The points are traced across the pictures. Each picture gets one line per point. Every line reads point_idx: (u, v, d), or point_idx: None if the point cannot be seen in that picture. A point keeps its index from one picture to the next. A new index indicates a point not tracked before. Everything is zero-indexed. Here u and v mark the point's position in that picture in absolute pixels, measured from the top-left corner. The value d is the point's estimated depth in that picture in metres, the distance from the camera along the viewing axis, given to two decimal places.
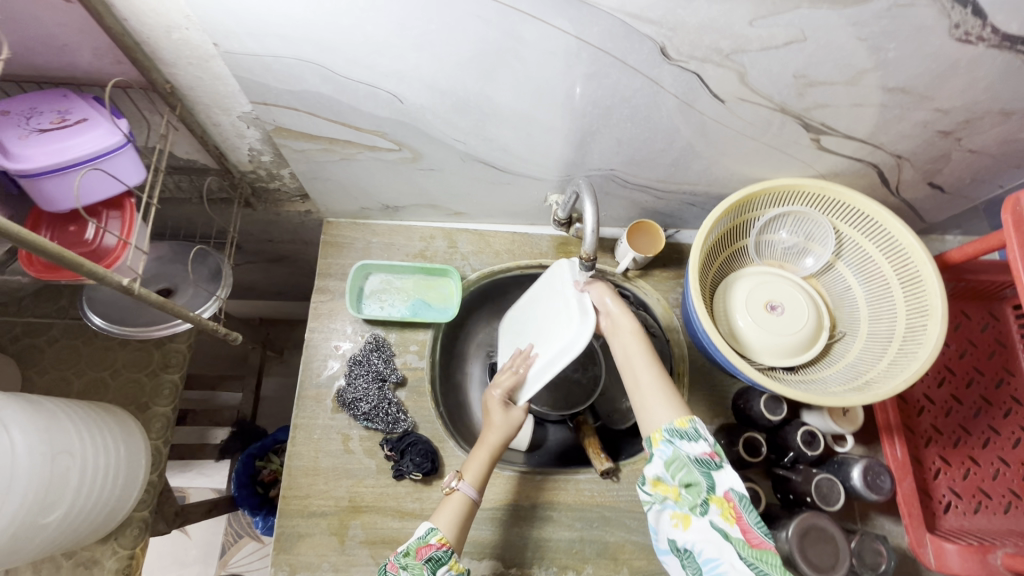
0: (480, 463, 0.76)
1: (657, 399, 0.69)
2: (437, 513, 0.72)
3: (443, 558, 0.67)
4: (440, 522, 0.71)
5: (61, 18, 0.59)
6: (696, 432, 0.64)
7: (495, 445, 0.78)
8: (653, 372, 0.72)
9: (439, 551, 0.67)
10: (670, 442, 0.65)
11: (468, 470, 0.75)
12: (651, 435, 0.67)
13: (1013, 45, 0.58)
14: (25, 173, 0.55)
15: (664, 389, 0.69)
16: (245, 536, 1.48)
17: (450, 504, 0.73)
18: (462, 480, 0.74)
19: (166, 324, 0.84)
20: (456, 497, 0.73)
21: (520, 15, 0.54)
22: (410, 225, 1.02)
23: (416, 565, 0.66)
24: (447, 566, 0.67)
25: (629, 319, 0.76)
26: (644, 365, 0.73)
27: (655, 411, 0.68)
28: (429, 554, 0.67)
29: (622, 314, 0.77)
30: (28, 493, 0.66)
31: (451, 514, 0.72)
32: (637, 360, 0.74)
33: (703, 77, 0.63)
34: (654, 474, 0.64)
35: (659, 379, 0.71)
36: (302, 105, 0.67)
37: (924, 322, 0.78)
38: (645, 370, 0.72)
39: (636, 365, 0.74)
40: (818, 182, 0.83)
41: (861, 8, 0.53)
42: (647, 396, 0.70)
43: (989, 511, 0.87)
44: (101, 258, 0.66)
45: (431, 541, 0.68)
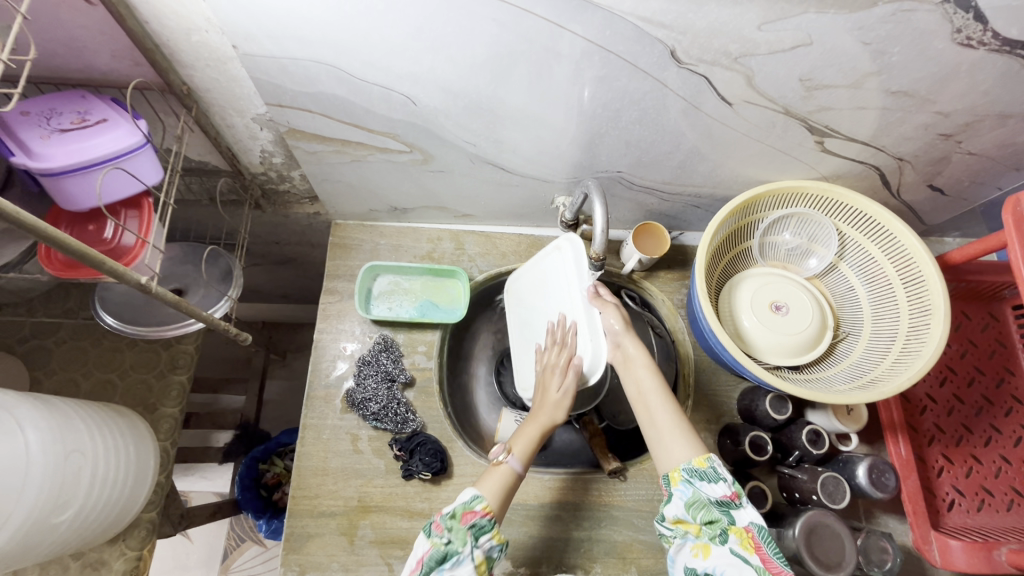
0: (529, 439, 0.75)
1: (674, 438, 0.71)
2: (482, 482, 0.73)
3: (485, 526, 0.67)
4: (485, 490, 0.71)
5: (83, 21, 0.60)
6: (714, 472, 0.67)
7: (547, 423, 0.76)
8: (670, 409, 0.73)
9: (483, 520, 0.67)
10: (689, 482, 0.67)
11: (517, 443, 0.75)
12: (669, 474, 0.69)
13: (1012, 49, 0.60)
14: (46, 173, 0.56)
15: (681, 425, 0.71)
16: (248, 541, 1.47)
17: (496, 474, 0.73)
18: (511, 454, 0.75)
19: (177, 324, 0.85)
20: (502, 470, 0.73)
21: (535, 19, 0.55)
22: (417, 227, 1.03)
23: (460, 529, 0.66)
24: (489, 534, 0.67)
25: (643, 354, 0.78)
26: (659, 402, 0.74)
27: (671, 448, 0.70)
28: (474, 521, 0.67)
29: (634, 347, 0.79)
30: (42, 492, 0.67)
31: (496, 484, 0.72)
32: (651, 396, 0.75)
33: (711, 80, 0.64)
34: (673, 515, 0.67)
35: (676, 416, 0.73)
36: (316, 107, 0.68)
37: (926, 322, 0.80)
38: (660, 407, 0.74)
39: (650, 401, 0.75)
40: (822, 184, 0.84)
41: (866, 12, 0.55)
42: (664, 434, 0.72)
43: (993, 508, 0.88)
44: (118, 256, 0.66)
45: (476, 508, 0.68)
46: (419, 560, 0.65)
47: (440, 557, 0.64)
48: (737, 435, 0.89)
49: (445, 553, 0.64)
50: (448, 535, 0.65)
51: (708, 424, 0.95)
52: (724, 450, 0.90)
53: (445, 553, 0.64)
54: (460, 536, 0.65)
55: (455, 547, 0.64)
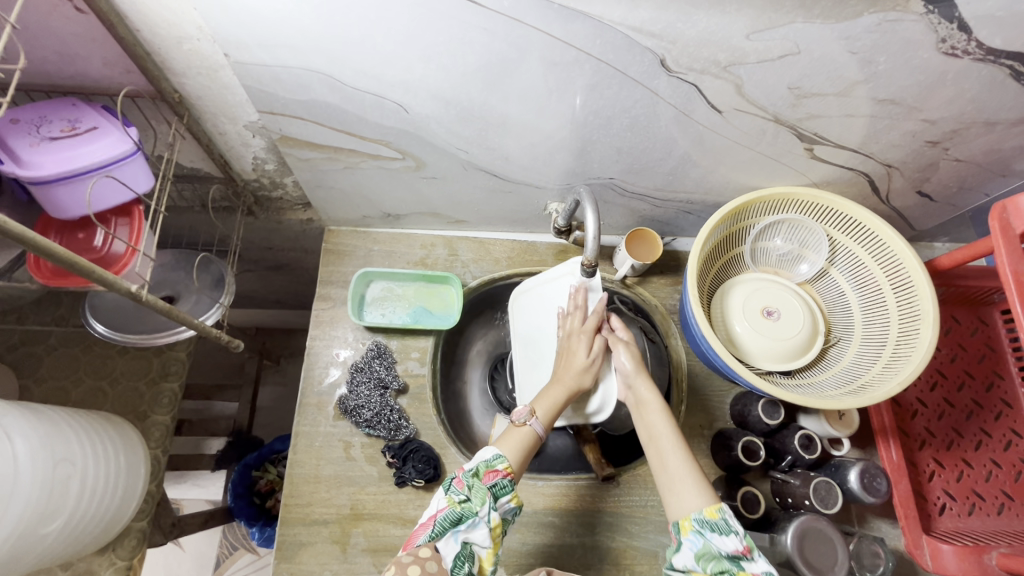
0: (554, 402, 0.77)
1: (685, 484, 0.67)
2: (503, 442, 0.72)
3: (507, 486, 0.66)
4: (505, 451, 0.70)
5: (74, 29, 0.60)
6: (726, 525, 0.62)
7: (573, 387, 0.79)
8: (682, 456, 0.70)
9: (505, 480, 0.66)
10: (700, 533, 0.63)
11: (541, 407, 0.76)
12: (679, 523, 0.65)
13: (996, 59, 0.61)
14: (36, 181, 0.56)
15: (693, 472, 0.68)
16: (241, 548, 1.46)
17: (518, 434, 0.72)
18: (534, 417, 0.74)
19: (169, 332, 0.84)
20: (524, 430, 0.73)
21: (526, 28, 0.55)
22: (411, 233, 1.03)
23: (480, 488, 0.64)
24: (509, 496, 0.66)
25: (654, 396, 0.78)
26: (672, 448, 0.72)
27: (681, 495, 0.67)
28: (495, 481, 0.65)
29: (647, 391, 0.79)
30: (30, 501, 0.66)
31: (520, 443, 0.72)
32: (664, 441, 0.73)
33: (701, 88, 0.65)
34: (682, 565, 0.63)
35: (687, 462, 0.70)
36: (309, 114, 0.69)
37: (916, 327, 0.80)
38: (673, 453, 0.71)
39: (661, 446, 0.73)
40: (812, 191, 0.85)
41: (852, 23, 0.55)
42: (674, 479, 0.69)
43: (984, 512, 0.88)
44: (108, 265, 0.66)
45: (498, 467, 0.67)
46: (433, 517, 0.63)
47: (455, 517, 0.61)
48: (730, 440, 0.89)
49: (461, 513, 0.62)
50: (467, 493, 0.64)
51: (701, 429, 0.95)
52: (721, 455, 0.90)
53: (461, 514, 0.61)
54: (479, 495, 0.63)
55: (472, 506, 0.62)
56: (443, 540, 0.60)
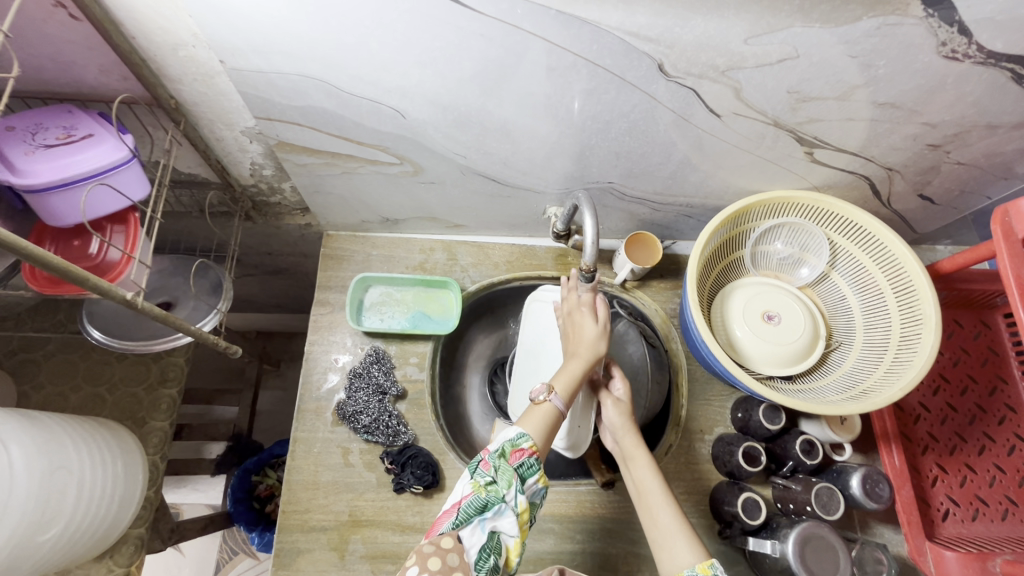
0: (571, 376, 0.75)
1: (677, 541, 0.64)
2: (524, 420, 0.69)
3: (534, 467, 0.64)
4: (529, 428, 0.68)
5: (69, 36, 0.59)
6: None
7: (591, 358, 0.77)
8: (672, 510, 0.68)
9: (531, 459, 0.64)
10: None
11: (559, 382, 0.73)
12: None
13: (996, 62, 0.60)
14: (30, 189, 0.56)
15: (685, 527, 0.65)
16: (241, 553, 1.45)
17: (539, 412, 0.70)
18: (553, 393, 0.72)
19: (166, 339, 0.84)
20: (544, 407, 0.70)
21: (522, 33, 0.55)
22: (409, 238, 1.02)
23: (507, 471, 0.62)
24: (536, 476, 0.64)
25: (642, 451, 0.75)
26: (663, 503, 0.69)
27: (674, 552, 0.64)
28: (522, 460, 0.63)
29: (633, 445, 0.76)
30: (26, 509, 0.66)
31: (542, 420, 0.69)
32: (654, 497, 0.70)
33: (699, 93, 0.64)
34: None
35: (678, 517, 0.67)
36: (305, 120, 0.68)
37: (918, 331, 0.80)
38: (663, 508, 0.68)
39: (652, 501, 0.70)
40: (812, 195, 0.85)
41: (851, 26, 0.55)
42: (666, 535, 0.66)
43: (988, 518, 0.88)
44: (103, 272, 0.66)
45: (523, 447, 0.65)
46: (456, 505, 0.59)
47: (480, 503, 0.58)
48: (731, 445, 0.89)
49: (486, 499, 0.59)
50: (493, 475, 0.61)
51: (702, 434, 0.95)
52: (722, 459, 0.90)
53: (487, 501, 0.58)
54: (506, 479, 0.61)
55: (499, 491, 0.60)
56: (467, 529, 0.58)
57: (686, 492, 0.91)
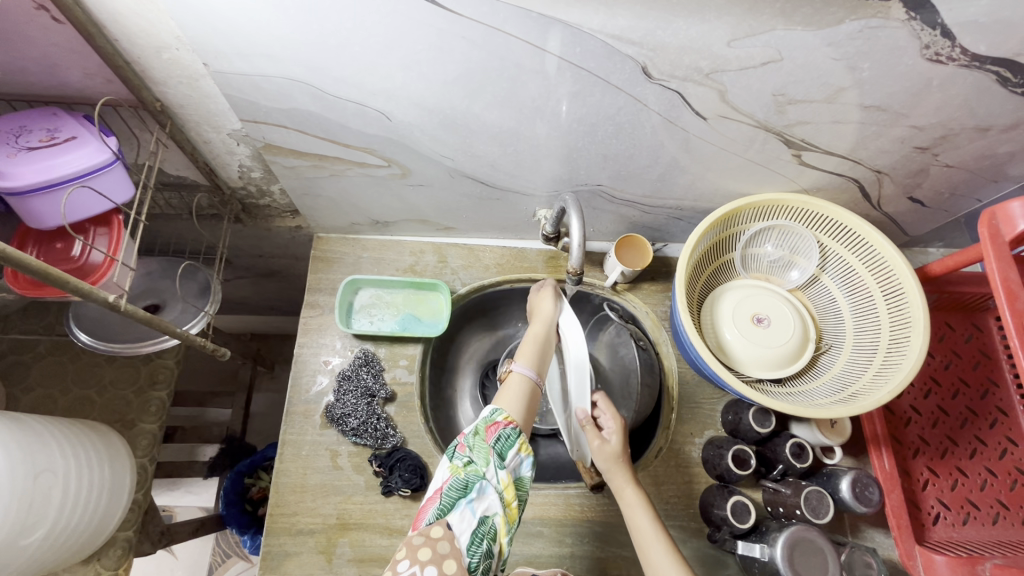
0: (534, 350, 0.80)
1: None
2: (501, 397, 0.73)
3: (512, 435, 0.68)
4: (506, 404, 0.72)
5: (53, 38, 0.59)
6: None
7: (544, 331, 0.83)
8: (665, 548, 0.69)
9: (508, 429, 0.68)
10: None
11: (522, 355, 0.79)
12: None
13: (981, 64, 0.60)
14: (13, 191, 0.56)
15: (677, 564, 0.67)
16: (233, 556, 1.45)
17: (512, 389, 0.74)
18: (516, 365, 0.78)
19: (153, 341, 0.84)
20: (516, 381, 0.75)
21: (505, 36, 0.55)
22: (400, 241, 1.02)
23: (483, 448, 0.65)
24: (515, 447, 0.67)
25: (634, 489, 0.76)
26: (655, 541, 0.70)
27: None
28: (498, 434, 0.67)
29: (626, 483, 0.77)
30: (8, 512, 0.66)
31: (516, 395, 0.73)
32: (647, 536, 0.71)
33: (685, 95, 0.64)
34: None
35: (670, 555, 0.68)
36: (291, 123, 0.68)
37: (907, 334, 0.80)
38: (656, 547, 0.69)
39: (645, 539, 0.71)
40: (801, 198, 0.85)
41: (835, 29, 0.55)
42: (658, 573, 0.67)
43: (979, 522, 0.87)
44: (85, 274, 0.65)
45: (498, 420, 0.69)
46: (439, 490, 0.62)
47: (462, 484, 0.61)
48: (721, 448, 0.89)
49: (467, 479, 0.62)
50: (471, 456, 0.65)
51: (692, 438, 0.94)
52: (712, 462, 0.89)
53: (468, 480, 0.62)
54: (483, 456, 0.65)
55: (478, 469, 0.63)
56: (455, 514, 0.59)
57: (677, 496, 0.90)
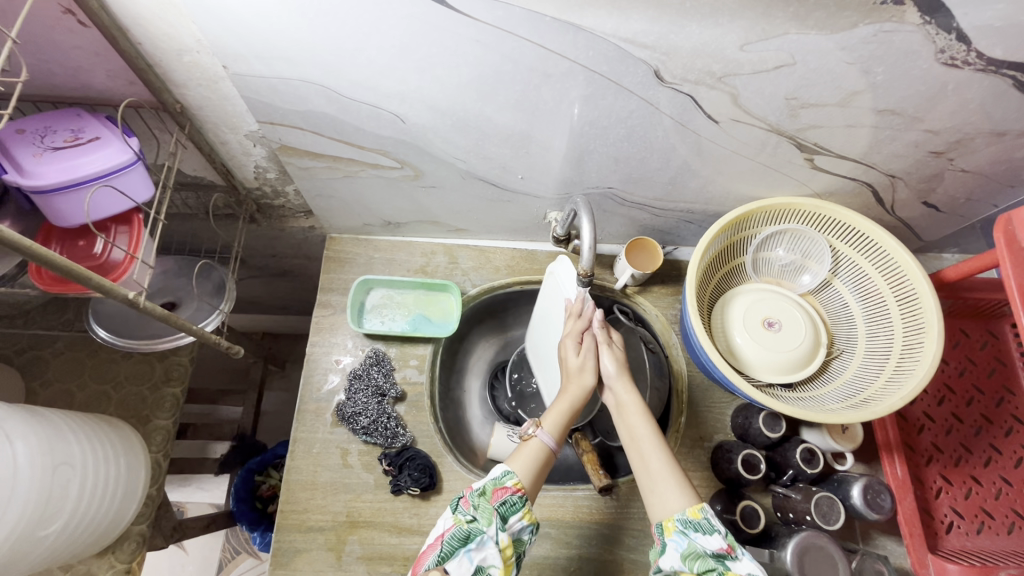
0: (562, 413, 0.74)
1: (667, 485, 0.67)
2: (515, 458, 0.71)
3: (517, 503, 0.65)
4: (517, 467, 0.70)
5: (78, 42, 0.61)
6: (709, 525, 0.62)
7: (579, 394, 0.75)
8: (662, 454, 0.70)
9: (514, 497, 0.65)
10: (684, 534, 0.63)
11: (547, 418, 0.74)
12: (662, 522, 0.65)
13: (997, 69, 0.60)
14: (38, 190, 0.58)
15: (674, 471, 0.68)
16: (243, 553, 1.47)
17: (528, 451, 0.72)
18: (541, 428, 0.73)
19: (169, 338, 0.85)
20: (532, 444, 0.72)
21: (519, 40, 0.56)
22: (412, 241, 1.03)
23: (487, 508, 0.64)
24: (519, 514, 0.65)
25: (635, 397, 0.76)
26: (653, 448, 0.70)
27: (664, 496, 0.66)
28: (504, 498, 0.65)
29: (627, 393, 0.77)
30: (28, 503, 0.67)
31: (530, 458, 0.71)
32: (645, 442, 0.71)
33: (697, 99, 0.65)
34: (669, 567, 0.62)
35: (669, 461, 0.69)
36: (307, 124, 0.70)
37: (921, 340, 0.79)
38: (654, 455, 0.70)
39: (643, 446, 0.71)
40: (815, 201, 0.84)
41: (849, 33, 0.55)
42: (656, 480, 0.68)
43: (993, 532, 0.86)
44: (108, 272, 0.67)
45: (507, 484, 0.66)
46: (440, 538, 0.64)
47: (462, 535, 0.63)
48: (730, 452, 0.88)
49: (468, 532, 0.63)
50: (473, 513, 0.64)
51: (701, 443, 0.94)
52: (720, 466, 0.89)
53: (468, 532, 0.63)
54: (486, 515, 0.64)
55: (479, 526, 0.63)
56: (453, 561, 0.61)
57: None
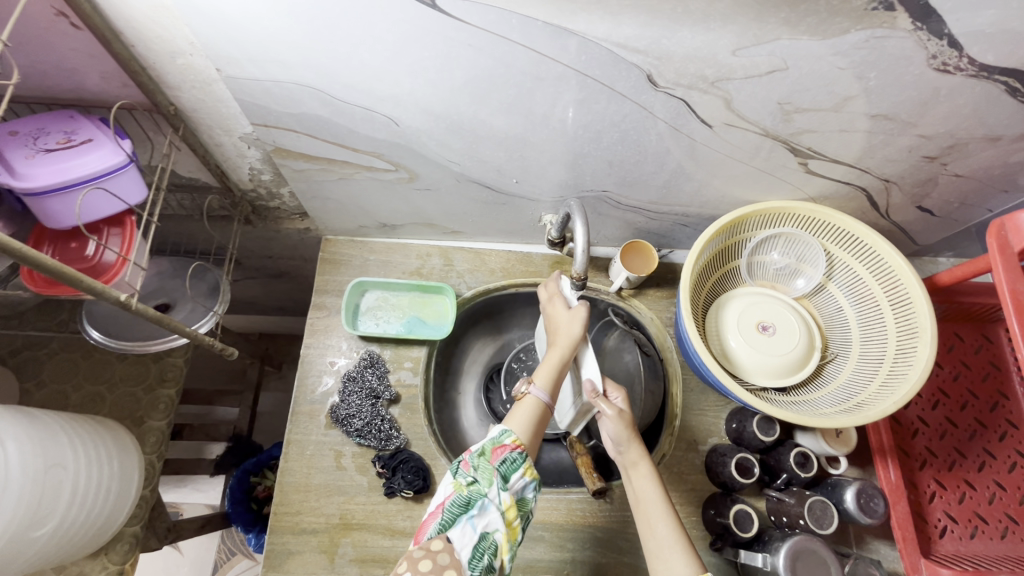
0: (553, 368, 0.76)
1: (673, 551, 0.64)
2: (512, 418, 0.71)
3: (517, 460, 0.65)
4: (515, 425, 0.70)
5: (72, 44, 0.61)
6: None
7: (569, 344, 0.77)
8: (670, 521, 0.67)
9: (514, 454, 0.65)
10: None
11: (539, 374, 0.75)
12: None
13: (989, 74, 0.60)
14: (30, 192, 0.58)
15: (682, 540, 0.65)
16: (238, 554, 1.46)
17: (524, 409, 0.72)
18: (534, 385, 0.74)
19: (163, 339, 0.85)
20: (528, 401, 0.73)
21: (511, 44, 0.56)
22: (407, 243, 1.03)
23: (487, 469, 0.64)
24: (520, 471, 0.65)
25: (644, 459, 0.74)
26: (661, 514, 0.68)
27: (669, 563, 0.64)
28: (503, 457, 0.65)
29: (637, 453, 0.74)
30: (20, 504, 0.67)
31: (526, 415, 0.71)
32: (653, 507, 0.69)
33: (690, 103, 0.65)
34: None
35: (676, 529, 0.67)
36: (302, 127, 0.70)
37: (914, 343, 0.79)
38: (662, 521, 0.68)
39: (651, 511, 0.69)
40: (808, 205, 0.84)
41: (840, 39, 0.55)
42: (662, 546, 0.66)
43: (986, 536, 0.86)
44: (100, 274, 0.68)
45: (506, 442, 0.66)
46: (441, 505, 0.63)
47: (463, 501, 0.61)
48: (724, 457, 0.88)
49: (469, 497, 0.62)
50: (474, 475, 0.64)
51: (696, 446, 0.94)
52: (713, 471, 0.89)
53: (469, 498, 0.62)
54: (486, 476, 0.63)
55: (480, 489, 0.62)
56: (456, 529, 0.60)
57: (679, 503, 0.90)
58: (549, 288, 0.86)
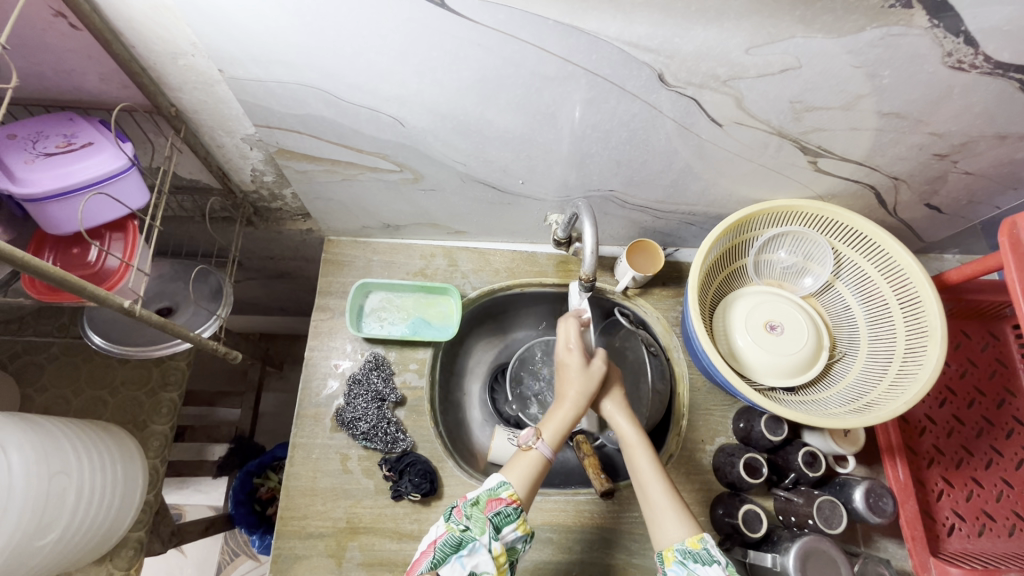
0: (561, 421, 0.77)
1: (667, 515, 0.68)
2: (509, 468, 0.72)
3: (510, 514, 0.66)
4: (513, 477, 0.71)
5: (71, 45, 0.60)
6: (708, 555, 0.63)
7: (580, 402, 0.78)
8: (663, 486, 0.71)
9: (508, 508, 0.66)
10: (683, 563, 0.63)
11: (547, 429, 0.76)
12: (663, 552, 0.67)
13: (1004, 72, 0.59)
14: (30, 198, 0.57)
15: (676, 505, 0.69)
16: (242, 555, 1.46)
17: (524, 460, 0.73)
18: (541, 440, 0.74)
19: (165, 344, 0.84)
20: (531, 455, 0.73)
21: (521, 43, 0.55)
22: (410, 243, 1.02)
23: (480, 517, 0.65)
24: (512, 524, 0.66)
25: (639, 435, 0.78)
26: (654, 481, 0.72)
27: (664, 527, 0.67)
28: (498, 509, 0.66)
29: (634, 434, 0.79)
30: (25, 512, 0.66)
31: (526, 468, 0.72)
32: (648, 475, 0.73)
33: (700, 102, 0.64)
34: None
35: (669, 493, 0.70)
36: (305, 128, 0.68)
37: (924, 343, 0.79)
38: (655, 487, 0.71)
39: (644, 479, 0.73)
40: (816, 204, 0.83)
41: (856, 36, 0.54)
42: (657, 511, 0.69)
43: (994, 534, 0.86)
44: (103, 281, 0.67)
45: (501, 495, 0.67)
46: (433, 544, 0.65)
47: (454, 541, 0.63)
48: (732, 456, 0.87)
49: (461, 538, 0.63)
50: (467, 522, 0.65)
51: (703, 446, 0.93)
52: (721, 471, 0.89)
53: (461, 538, 0.63)
54: (479, 524, 0.64)
55: (472, 533, 0.63)
56: (446, 566, 0.62)
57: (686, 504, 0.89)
58: (568, 325, 0.85)
